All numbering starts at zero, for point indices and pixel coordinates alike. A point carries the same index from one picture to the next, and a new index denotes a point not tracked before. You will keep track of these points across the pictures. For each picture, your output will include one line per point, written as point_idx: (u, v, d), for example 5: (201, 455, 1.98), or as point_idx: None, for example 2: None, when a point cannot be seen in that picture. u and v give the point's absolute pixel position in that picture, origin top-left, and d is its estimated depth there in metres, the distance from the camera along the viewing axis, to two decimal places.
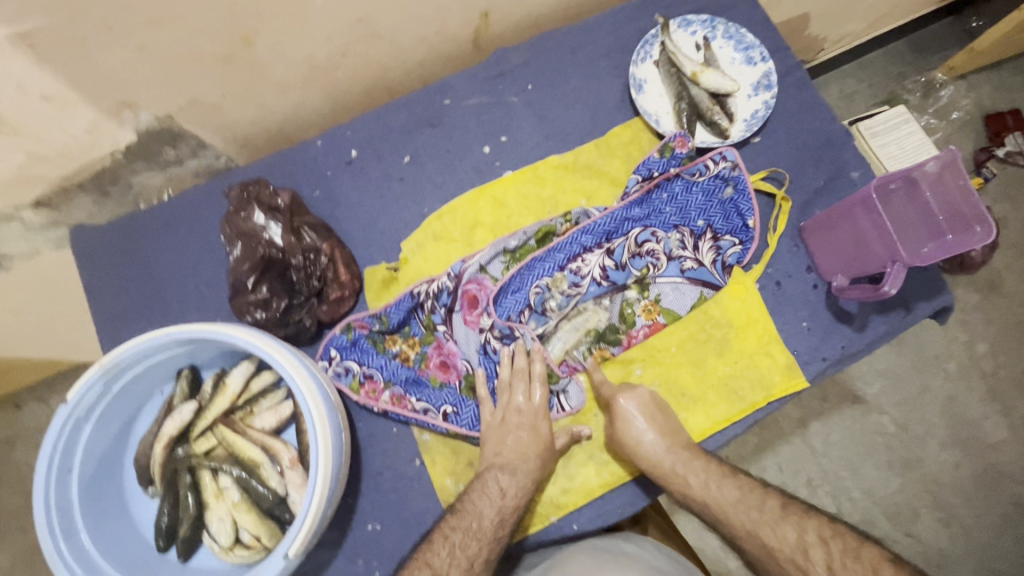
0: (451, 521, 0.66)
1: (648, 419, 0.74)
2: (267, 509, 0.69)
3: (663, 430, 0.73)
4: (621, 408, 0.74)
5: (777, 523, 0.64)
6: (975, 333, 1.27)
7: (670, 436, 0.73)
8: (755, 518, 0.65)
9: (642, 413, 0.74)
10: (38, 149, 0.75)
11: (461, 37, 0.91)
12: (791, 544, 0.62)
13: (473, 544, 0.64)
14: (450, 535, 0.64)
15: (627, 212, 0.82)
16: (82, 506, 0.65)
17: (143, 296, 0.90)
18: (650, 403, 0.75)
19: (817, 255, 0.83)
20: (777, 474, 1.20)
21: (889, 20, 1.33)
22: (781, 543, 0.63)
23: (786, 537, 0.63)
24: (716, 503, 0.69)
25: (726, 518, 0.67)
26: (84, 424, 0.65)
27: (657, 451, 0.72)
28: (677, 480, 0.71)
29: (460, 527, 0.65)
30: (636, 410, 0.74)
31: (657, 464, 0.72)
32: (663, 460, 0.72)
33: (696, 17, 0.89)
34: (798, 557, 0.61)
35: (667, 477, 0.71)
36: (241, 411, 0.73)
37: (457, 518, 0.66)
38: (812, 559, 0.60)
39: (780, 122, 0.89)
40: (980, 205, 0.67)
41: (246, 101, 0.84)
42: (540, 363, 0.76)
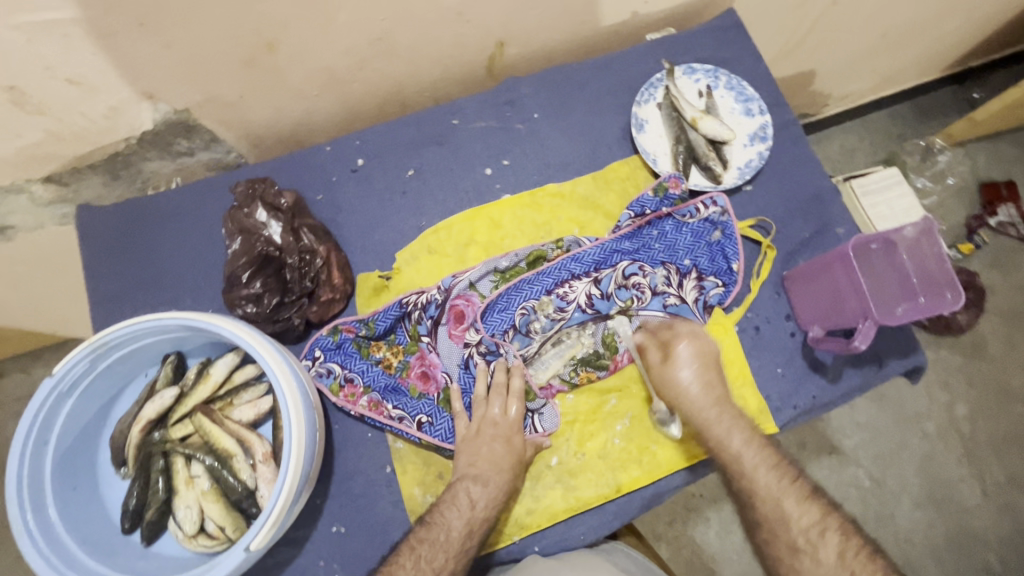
0: (419, 534, 0.67)
1: (694, 367, 0.76)
2: (235, 501, 0.70)
3: (707, 379, 0.76)
4: (678, 350, 0.77)
5: (801, 503, 0.67)
6: (957, 395, 1.30)
7: (716, 389, 0.75)
8: (783, 488, 0.68)
9: (696, 363, 0.76)
10: (57, 128, 0.78)
11: (476, 62, 0.95)
12: (805, 518, 0.65)
13: (439, 557, 0.66)
14: (416, 547, 0.66)
15: (617, 245, 0.84)
16: (53, 480, 0.65)
17: (136, 278, 0.89)
18: (704, 355, 0.77)
19: (796, 304, 0.85)
20: None
21: (892, 83, 1.40)
22: (799, 520, 0.65)
23: (808, 514, 0.66)
24: (750, 461, 0.70)
25: (750, 474, 0.69)
26: (66, 398, 0.66)
27: (702, 401, 0.74)
28: (719, 428, 0.73)
29: (427, 539, 0.67)
30: (689, 359, 0.76)
31: (698, 411, 0.74)
32: (707, 408, 0.74)
33: (701, 66, 0.93)
34: (811, 536, 0.64)
35: (708, 425, 0.73)
36: (221, 401, 0.74)
37: (426, 531, 0.67)
38: (825, 541, 0.63)
39: (772, 173, 0.92)
40: (953, 274, 0.70)
41: (264, 102, 0.88)
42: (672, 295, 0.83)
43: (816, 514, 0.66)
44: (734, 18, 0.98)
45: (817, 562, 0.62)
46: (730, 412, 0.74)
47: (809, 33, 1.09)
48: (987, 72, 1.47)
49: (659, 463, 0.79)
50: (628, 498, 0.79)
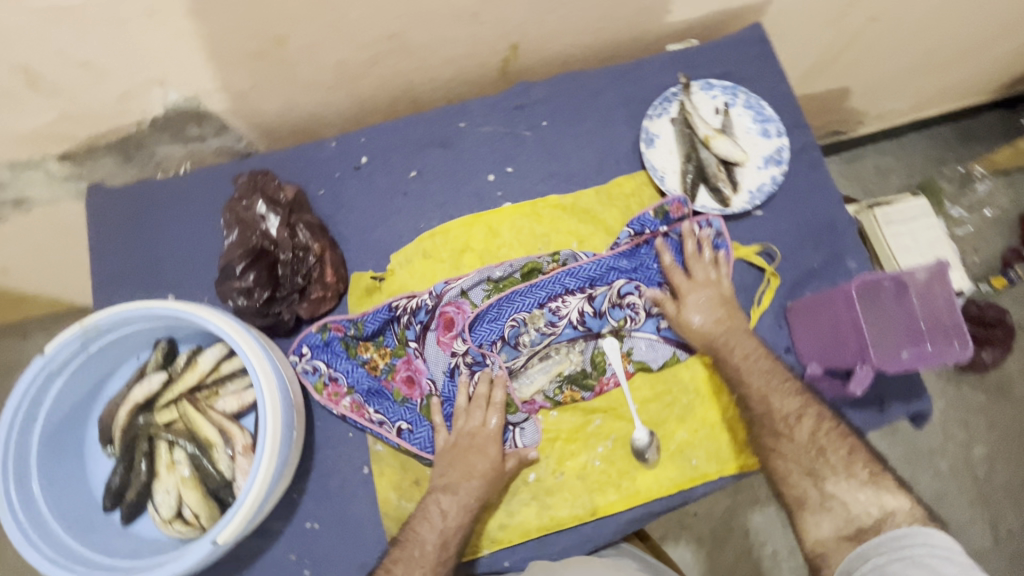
0: (394, 554, 0.69)
1: (705, 310, 0.77)
2: (212, 490, 0.71)
3: (715, 314, 0.77)
4: (686, 291, 0.79)
5: (786, 393, 0.70)
6: (975, 436, 1.25)
7: (727, 321, 0.77)
8: (772, 386, 0.70)
9: (709, 305, 0.78)
10: (70, 109, 0.80)
11: (490, 64, 0.94)
12: (787, 410, 0.69)
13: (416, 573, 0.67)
14: (392, 567, 0.68)
15: (615, 262, 0.82)
16: (38, 455, 0.67)
17: (140, 260, 0.91)
18: (716, 299, 0.78)
19: (797, 336, 0.82)
20: (744, 541, 1.18)
21: (935, 104, 1.33)
22: (783, 408, 0.69)
23: (789, 405, 0.69)
24: (749, 369, 0.72)
25: (748, 382, 0.72)
26: (56, 377, 0.68)
27: (713, 330, 0.76)
28: (726, 348, 0.75)
29: (402, 558, 0.68)
30: (701, 304, 0.78)
31: (709, 339, 0.76)
32: (717, 336, 0.76)
33: (719, 82, 0.89)
34: (790, 421, 0.68)
35: (718, 349, 0.75)
36: (207, 390, 0.75)
37: (400, 550, 0.69)
38: (801, 424, 0.67)
39: (785, 199, 0.88)
40: (960, 321, 0.67)
41: (274, 94, 0.88)
42: (709, 248, 0.82)
43: (797, 403, 0.69)
44: (761, 33, 0.94)
45: (793, 442, 0.67)
46: (738, 335, 0.75)
47: (844, 50, 1.04)
48: None
49: (638, 488, 0.78)
50: (604, 521, 0.78)
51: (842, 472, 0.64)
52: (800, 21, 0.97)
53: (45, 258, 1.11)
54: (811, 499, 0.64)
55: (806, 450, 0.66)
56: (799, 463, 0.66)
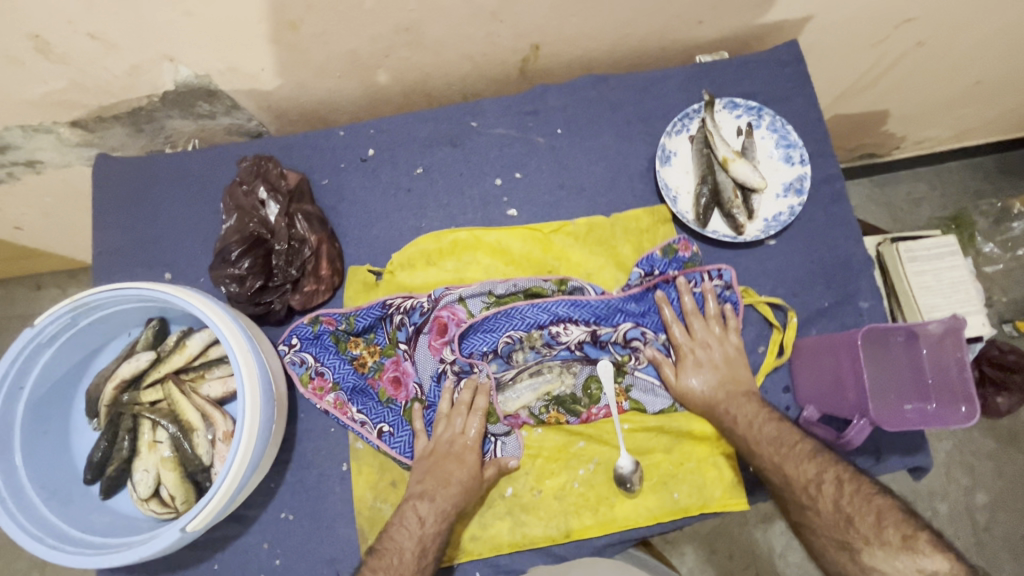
0: (372, 563, 0.67)
1: (704, 374, 0.77)
2: (190, 473, 0.72)
3: (717, 377, 0.77)
4: (686, 352, 0.78)
5: (797, 459, 0.68)
6: (979, 483, 1.20)
7: (728, 385, 0.76)
8: (782, 454, 0.69)
9: (708, 370, 0.77)
10: (80, 78, 0.79)
11: (509, 62, 0.91)
12: (801, 482, 0.67)
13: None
14: None
15: (623, 303, 0.80)
16: (23, 423, 0.68)
17: (142, 233, 0.91)
18: (716, 362, 0.77)
19: (796, 377, 0.79)
20: (728, 563, 1.16)
21: (979, 135, 1.27)
22: (797, 479, 0.67)
23: (805, 475, 0.67)
24: (755, 438, 0.71)
25: (758, 452, 0.71)
26: (45, 349, 0.69)
27: (713, 397, 0.76)
28: (729, 414, 0.74)
29: (381, 567, 0.67)
30: (700, 368, 0.77)
31: (711, 405, 0.76)
32: (718, 402, 0.75)
33: (745, 101, 0.85)
34: (810, 492, 0.66)
35: (721, 415, 0.75)
36: (193, 373, 0.75)
37: (378, 559, 0.67)
38: (823, 494, 0.65)
39: (802, 230, 0.85)
40: (972, 384, 0.63)
41: (285, 78, 0.87)
42: (712, 301, 0.80)
43: (814, 471, 0.67)
44: (795, 52, 0.89)
45: (819, 515, 0.65)
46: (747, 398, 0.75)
47: (885, 73, 0.99)
48: None
49: (616, 514, 0.76)
50: (579, 542, 0.76)
51: (874, 541, 0.61)
52: (838, 40, 0.92)
53: (57, 219, 1.12)
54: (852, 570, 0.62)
55: (834, 522, 0.64)
56: (830, 535, 0.64)
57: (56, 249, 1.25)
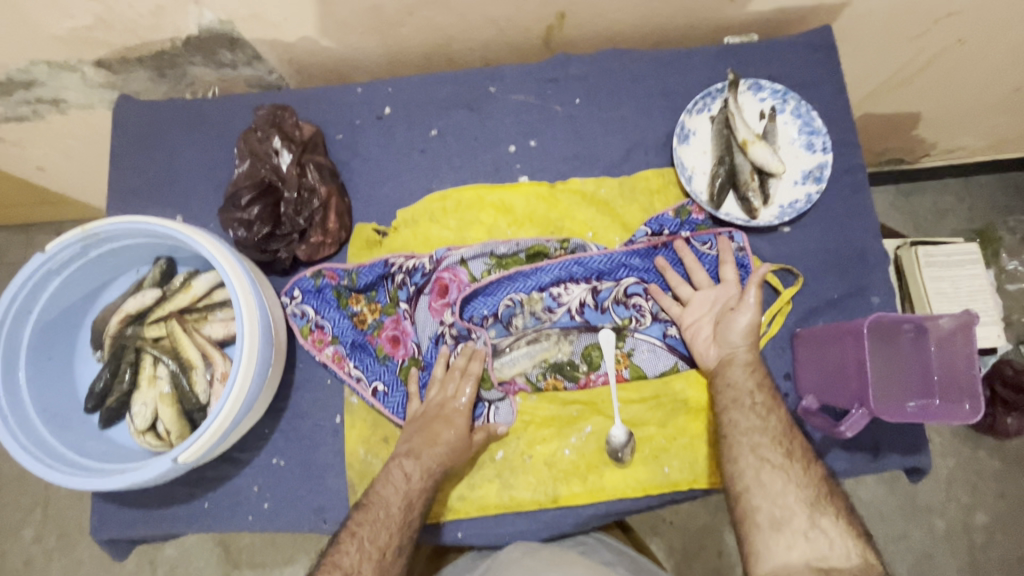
0: (358, 517, 0.68)
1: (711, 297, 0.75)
2: (187, 410, 0.73)
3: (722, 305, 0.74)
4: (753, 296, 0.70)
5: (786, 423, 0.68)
6: (979, 502, 1.18)
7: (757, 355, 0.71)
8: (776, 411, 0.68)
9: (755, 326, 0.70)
10: (106, 16, 0.80)
11: (532, 31, 0.89)
12: (771, 435, 0.66)
13: (382, 535, 0.67)
14: (356, 531, 0.67)
15: (626, 258, 0.79)
16: (29, 347, 0.70)
17: (158, 177, 0.92)
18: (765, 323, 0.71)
19: (799, 367, 0.77)
20: (714, 560, 1.15)
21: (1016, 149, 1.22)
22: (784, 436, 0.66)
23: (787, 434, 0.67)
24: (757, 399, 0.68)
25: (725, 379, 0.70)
26: (55, 277, 0.70)
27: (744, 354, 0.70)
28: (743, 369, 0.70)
29: (367, 520, 0.67)
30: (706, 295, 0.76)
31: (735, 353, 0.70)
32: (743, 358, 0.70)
33: (771, 84, 0.83)
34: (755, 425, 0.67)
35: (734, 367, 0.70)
36: (196, 314, 0.76)
37: (364, 513, 0.68)
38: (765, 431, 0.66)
39: (817, 219, 0.83)
40: (979, 382, 0.62)
41: (307, 31, 0.86)
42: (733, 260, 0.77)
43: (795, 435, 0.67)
44: (826, 38, 0.86)
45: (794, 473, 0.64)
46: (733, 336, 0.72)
47: (920, 69, 0.96)
48: None
49: (604, 487, 0.76)
50: (565, 511, 0.76)
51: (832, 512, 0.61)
52: (873, 30, 0.89)
53: (79, 163, 1.14)
54: (796, 528, 0.60)
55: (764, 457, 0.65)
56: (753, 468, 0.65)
57: (77, 195, 1.27)
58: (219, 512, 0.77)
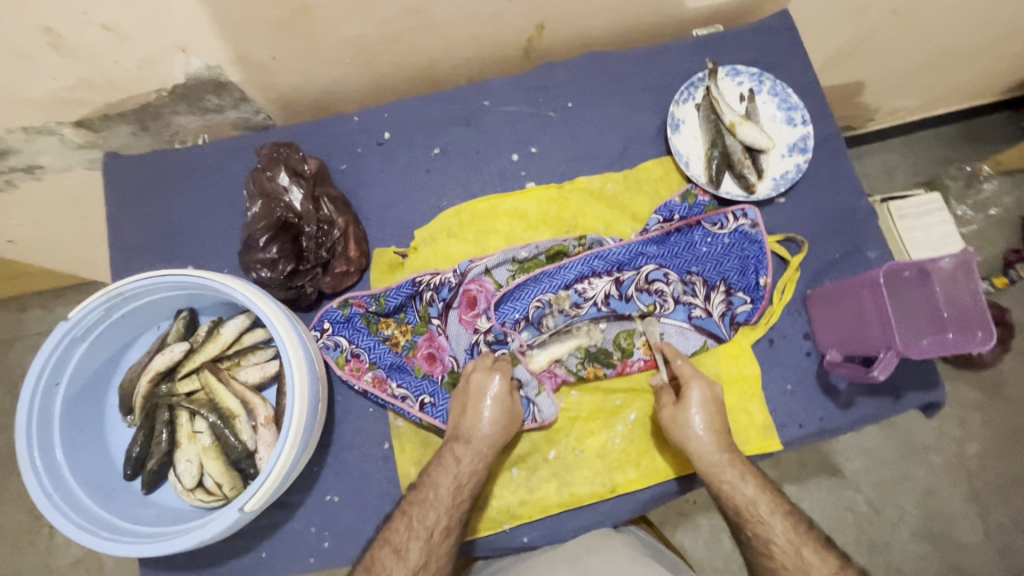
0: (410, 497, 0.70)
1: (704, 409, 0.73)
2: (234, 460, 0.71)
3: (716, 427, 0.73)
4: (689, 395, 0.74)
5: (819, 553, 0.66)
6: (969, 434, 1.26)
7: (722, 436, 0.73)
8: (798, 536, 0.68)
9: (704, 411, 0.73)
10: (89, 74, 0.77)
11: (514, 43, 0.92)
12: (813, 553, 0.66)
13: (430, 515, 0.68)
14: (408, 510, 0.68)
15: (643, 247, 0.83)
16: (61, 422, 0.67)
17: (157, 231, 0.90)
18: (711, 402, 0.74)
19: (816, 325, 0.82)
20: None
21: (946, 103, 1.32)
22: (819, 566, 0.65)
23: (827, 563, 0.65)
24: (760, 508, 0.70)
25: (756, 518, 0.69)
26: (80, 344, 0.68)
27: (708, 447, 0.72)
28: (725, 474, 0.71)
29: (417, 500, 0.69)
30: (700, 406, 0.73)
31: (705, 458, 0.72)
32: (711, 454, 0.72)
33: (746, 68, 0.89)
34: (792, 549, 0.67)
35: (712, 469, 0.72)
36: (228, 361, 0.75)
37: (416, 492, 0.70)
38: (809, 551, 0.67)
39: (807, 187, 0.89)
40: (986, 310, 0.67)
41: (295, 68, 0.86)
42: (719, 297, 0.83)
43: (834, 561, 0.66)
44: (787, 21, 0.93)
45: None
46: (738, 458, 0.73)
47: (871, 40, 1.04)
48: None
49: (657, 468, 0.79)
50: (622, 499, 0.78)
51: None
52: (825, 10, 0.96)
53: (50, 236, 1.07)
54: None
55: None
56: None
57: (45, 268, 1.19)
58: (278, 560, 0.76)
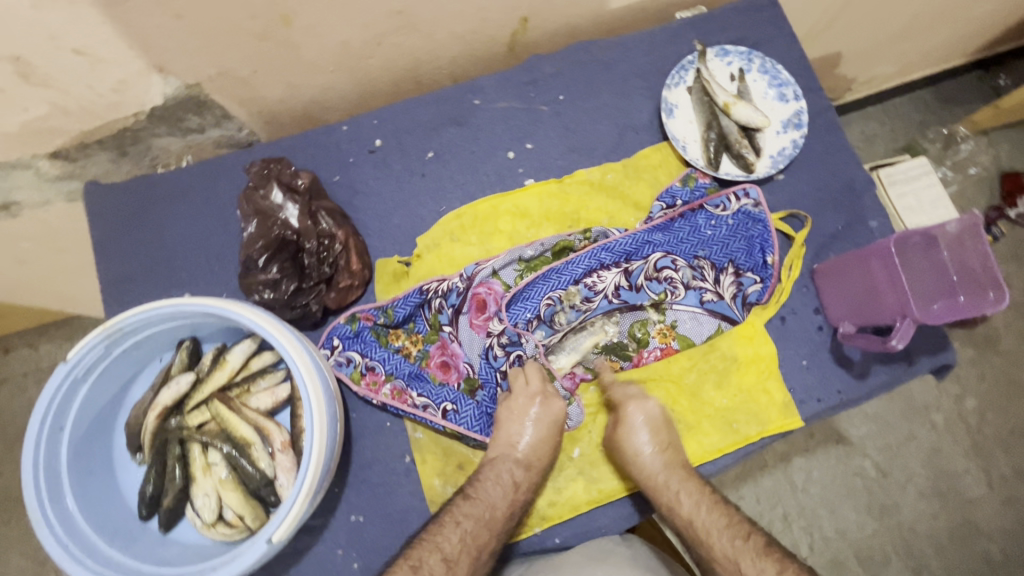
0: (463, 507, 0.67)
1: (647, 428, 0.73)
2: (253, 489, 0.69)
3: (662, 446, 0.73)
4: (629, 415, 0.74)
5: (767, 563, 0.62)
6: (966, 390, 1.23)
7: (667, 454, 0.73)
8: (737, 548, 0.64)
9: (647, 428, 0.73)
10: (62, 102, 0.73)
11: (498, 39, 0.89)
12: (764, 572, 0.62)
13: (483, 533, 0.66)
14: (461, 522, 0.66)
15: (649, 236, 0.82)
16: (70, 467, 0.64)
17: (150, 260, 0.88)
18: (658, 418, 0.75)
19: (826, 299, 0.83)
20: (753, 506, 1.16)
21: (918, 68, 1.29)
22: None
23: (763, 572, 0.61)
24: (702, 524, 0.68)
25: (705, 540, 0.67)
26: (81, 385, 0.65)
27: (653, 466, 0.72)
28: (669, 491, 0.71)
29: (472, 514, 0.67)
30: (642, 424, 0.73)
31: (649, 477, 0.72)
32: (658, 474, 0.72)
33: (735, 48, 0.89)
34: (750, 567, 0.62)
35: (658, 489, 0.71)
36: (238, 388, 0.73)
37: (469, 505, 0.68)
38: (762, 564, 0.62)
39: (804, 162, 0.89)
40: (996, 271, 0.67)
41: (277, 79, 0.83)
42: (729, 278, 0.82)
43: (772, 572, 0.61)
44: None
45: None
46: (685, 478, 0.72)
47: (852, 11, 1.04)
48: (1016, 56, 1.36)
49: None
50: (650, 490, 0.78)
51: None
52: None
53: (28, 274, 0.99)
54: None
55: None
56: None
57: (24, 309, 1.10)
58: None
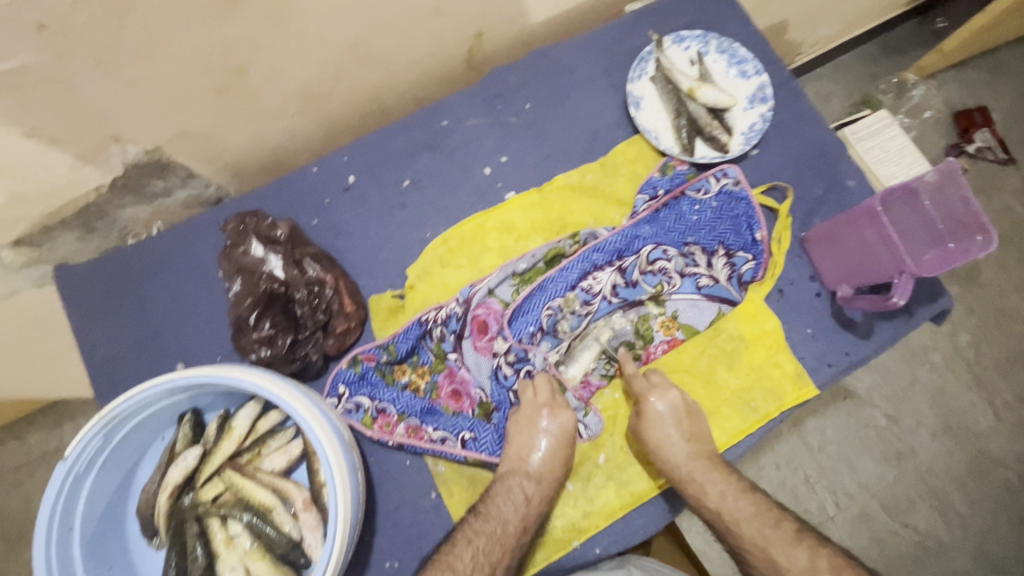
0: (475, 525, 0.67)
1: (671, 422, 0.73)
2: (280, 555, 0.66)
3: (689, 435, 0.74)
4: (651, 408, 0.74)
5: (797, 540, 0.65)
6: (958, 325, 1.25)
7: (695, 445, 0.73)
8: (767, 536, 0.66)
9: (672, 420, 0.74)
10: (19, 188, 0.70)
11: (455, 57, 0.88)
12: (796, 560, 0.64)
13: (496, 550, 0.66)
14: (473, 539, 0.66)
15: (636, 230, 0.82)
16: (85, 566, 0.62)
17: (135, 335, 0.84)
18: (680, 407, 0.75)
19: (819, 265, 0.84)
20: (776, 474, 1.17)
21: (863, 23, 1.31)
22: (790, 558, 0.64)
23: (795, 559, 0.64)
24: (730, 514, 0.69)
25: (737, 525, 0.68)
26: (85, 479, 0.62)
27: (679, 457, 0.72)
28: (693, 483, 0.71)
29: (484, 531, 0.67)
30: (668, 417, 0.74)
31: (676, 467, 0.72)
32: (681, 465, 0.72)
33: (690, 33, 0.89)
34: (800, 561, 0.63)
35: (682, 480, 0.72)
36: (248, 454, 0.70)
37: (481, 522, 0.67)
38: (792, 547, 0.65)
39: (775, 134, 0.90)
40: (982, 214, 0.68)
41: (239, 130, 0.80)
42: (722, 258, 0.83)
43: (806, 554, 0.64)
44: None
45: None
46: (714, 462, 0.73)
47: None
48: (950, 0, 1.39)
49: None
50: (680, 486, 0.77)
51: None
52: None
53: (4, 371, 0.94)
54: None
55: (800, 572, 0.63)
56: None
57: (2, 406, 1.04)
58: None
